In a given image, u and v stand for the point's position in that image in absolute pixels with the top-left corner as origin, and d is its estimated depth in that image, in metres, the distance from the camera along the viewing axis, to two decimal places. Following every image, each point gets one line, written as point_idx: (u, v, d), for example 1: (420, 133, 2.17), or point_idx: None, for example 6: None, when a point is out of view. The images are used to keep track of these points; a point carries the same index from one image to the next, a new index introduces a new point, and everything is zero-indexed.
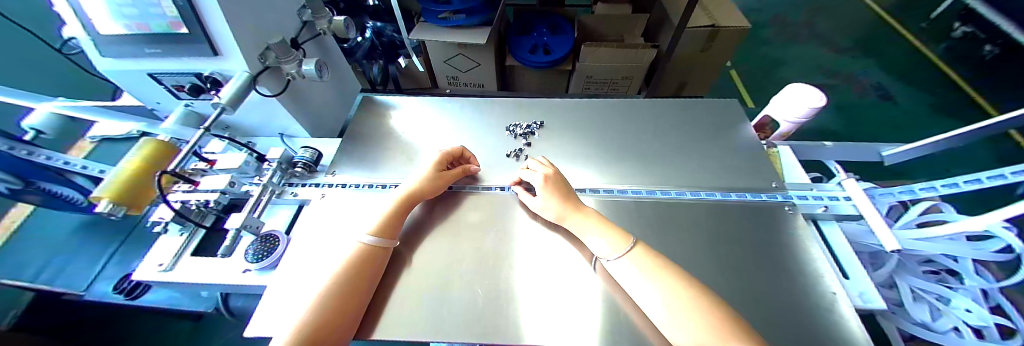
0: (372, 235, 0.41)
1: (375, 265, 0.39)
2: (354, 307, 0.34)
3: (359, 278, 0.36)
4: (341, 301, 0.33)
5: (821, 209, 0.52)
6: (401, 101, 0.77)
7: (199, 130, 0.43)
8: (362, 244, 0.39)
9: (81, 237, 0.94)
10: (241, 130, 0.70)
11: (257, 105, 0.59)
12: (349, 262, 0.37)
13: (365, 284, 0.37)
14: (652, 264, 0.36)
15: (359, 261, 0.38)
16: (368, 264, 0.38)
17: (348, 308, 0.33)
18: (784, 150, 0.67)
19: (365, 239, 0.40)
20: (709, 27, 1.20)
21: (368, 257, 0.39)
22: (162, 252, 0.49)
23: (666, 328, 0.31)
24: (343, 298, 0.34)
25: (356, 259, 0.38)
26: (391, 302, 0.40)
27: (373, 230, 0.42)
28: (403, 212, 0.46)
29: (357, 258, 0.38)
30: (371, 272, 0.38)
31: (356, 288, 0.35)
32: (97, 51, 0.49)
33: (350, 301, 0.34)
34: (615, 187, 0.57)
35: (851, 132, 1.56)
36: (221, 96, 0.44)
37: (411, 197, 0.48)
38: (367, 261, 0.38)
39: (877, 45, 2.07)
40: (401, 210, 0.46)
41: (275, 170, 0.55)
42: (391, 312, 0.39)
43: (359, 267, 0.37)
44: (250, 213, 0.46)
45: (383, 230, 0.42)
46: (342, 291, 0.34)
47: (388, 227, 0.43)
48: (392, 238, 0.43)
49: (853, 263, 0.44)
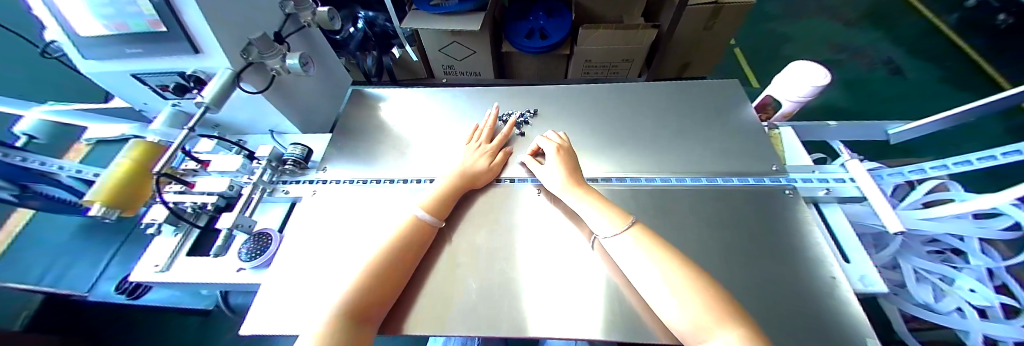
0: (426, 210, 0.46)
1: (423, 237, 0.43)
2: (400, 273, 0.39)
3: (402, 247, 0.40)
4: (389, 266, 0.38)
5: (823, 191, 0.50)
6: (390, 93, 0.75)
7: (183, 129, 0.42)
8: (416, 217, 0.44)
9: (80, 238, 0.96)
10: (231, 129, 0.67)
11: (242, 103, 0.58)
12: (402, 230, 0.42)
13: (412, 251, 0.41)
14: (649, 243, 0.36)
15: (412, 230, 0.43)
16: (419, 234, 0.43)
17: (391, 272, 0.37)
18: (786, 132, 0.64)
19: (417, 212, 0.45)
20: (712, 4, 1.16)
21: (417, 229, 0.43)
22: (157, 254, 0.50)
23: (658, 306, 0.31)
24: (390, 263, 0.38)
25: (408, 230, 0.43)
26: (431, 276, 0.42)
27: (428, 206, 0.46)
28: (455, 193, 0.50)
29: (410, 228, 0.43)
30: (416, 243, 0.42)
31: (392, 255, 0.39)
32: (78, 53, 0.48)
33: (397, 265, 0.38)
34: (610, 176, 0.55)
35: (860, 111, 1.51)
36: (205, 95, 0.43)
37: (462, 178, 0.52)
38: (416, 231, 0.43)
39: (887, 16, 2.00)
40: (454, 190, 0.50)
41: (264, 168, 0.54)
42: (429, 287, 0.41)
43: (408, 235, 0.42)
44: (242, 213, 0.48)
45: (436, 207, 0.47)
46: (385, 263, 0.38)
47: (440, 206, 0.48)
48: (441, 218, 0.47)
49: (853, 244, 0.43)
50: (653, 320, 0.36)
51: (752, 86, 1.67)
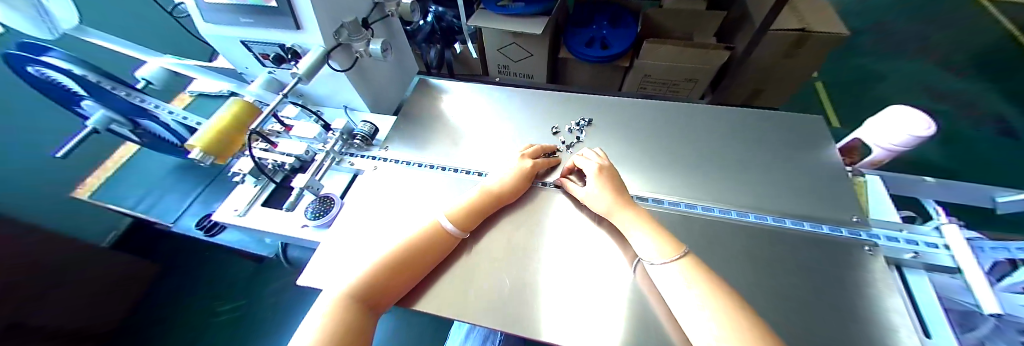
0: (451, 221, 0.44)
1: (439, 247, 0.42)
2: (415, 271, 0.39)
3: (417, 252, 0.40)
4: (402, 265, 0.38)
5: (911, 255, 0.45)
6: (452, 86, 0.78)
7: (278, 95, 0.49)
8: (440, 226, 0.43)
9: (176, 175, 1.12)
10: (312, 99, 0.75)
11: (326, 79, 0.64)
12: (423, 234, 0.42)
13: (428, 255, 0.41)
14: (695, 274, 0.35)
15: (433, 237, 0.42)
16: (438, 243, 0.42)
17: (400, 273, 0.38)
18: (875, 180, 0.58)
19: (443, 221, 0.44)
20: (798, 31, 1.07)
21: (438, 239, 0.42)
22: (237, 199, 0.57)
23: (699, 338, 0.30)
24: (406, 263, 0.39)
25: (432, 234, 0.42)
26: (443, 277, 0.44)
27: (453, 218, 0.45)
28: (483, 212, 0.48)
29: (432, 234, 0.42)
30: (435, 253, 0.42)
31: (419, 253, 0.40)
32: (202, 17, 0.56)
33: (413, 265, 0.39)
34: (659, 197, 0.54)
35: (952, 171, 1.33)
36: (300, 67, 0.49)
37: (489, 196, 0.49)
38: (437, 242, 0.42)
39: (1007, 68, 1.73)
40: (480, 207, 0.48)
41: (337, 140, 0.60)
42: (441, 287, 0.42)
43: (427, 241, 0.41)
44: (313, 176, 0.54)
45: (461, 220, 0.45)
46: (401, 260, 0.38)
47: (468, 220, 0.46)
48: (465, 231, 0.45)
49: (939, 320, 0.38)
50: None
51: (833, 124, 1.53)
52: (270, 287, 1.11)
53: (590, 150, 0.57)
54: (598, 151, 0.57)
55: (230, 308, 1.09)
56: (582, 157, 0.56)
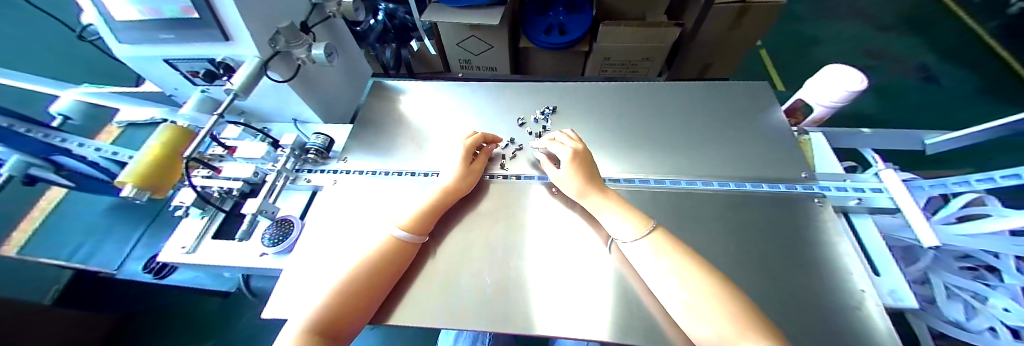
0: (404, 229, 0.42)
1: (397, 261, 0.40)
2: (380, 287, 0.37)
3: (374, 269, 0.37)
4: (365, 285, 0.35)
5: (855, 201, 0.48)
6: (411, 86, 0.75)
7: (213, 115, 0.44)
8: (394, 237, 0.41)
9: (113, 217, 1.00)
10: (256, 115, 0.69)
11: (268, 92, 0.59)
12: (376, 252, 0.39)
13: (391, 269, 0.39)
14: (667, 247, 0.36)
15: (388, 251, 0.39)
16: (396, 257, 0.40)
17: (361, 296, 0.35)
18: (818, 138, 0.62)
19: (395, 232, 0.41)
20: (738, 2, 1.12)
21: (396, 252, 0.40)
22: (184, 236, 0.52)
23: (677, 312, 0.31)
24: (366, 283, 0.36)
25: (387, 252, 0.39)
26: (414, 285, 0.41)
27: (406, 224, 0.43)
28: (439, 209, 0.47)
29: (388, 249, 0.40)
30: (394, 263, 0.39)
31: (376, 271, 0.37)
32: (114, 37, 0.50)
33: (373, 284, 0.36)
34: (629, 176, 0.55)
35: (889, 119, 1.46)
36: (233, 82, 0.44)
37: (444, 192, 0.48)
38: (395, 255, 0.40)
39: (920, 20, 1.92)
40: (433, 206, 0.46)
41: (289, 157, 0.56)
42: (413, 298, 0.40)
43: (380, 259, 0.38)
44: (266, 199, 0.49)
45: (416, 225, 0.43)
46: (358, 279, 0.35)
47: (421, 222, 0.44)
48: (421, 235, 0.43)
49: (885, 257, 0.41)
50: (670, 326, 0.35)
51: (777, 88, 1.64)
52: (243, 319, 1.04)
53: (561, 134, 0.55)
54: (569, 134, 0.55)
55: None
56: (555, 142, 0.54)
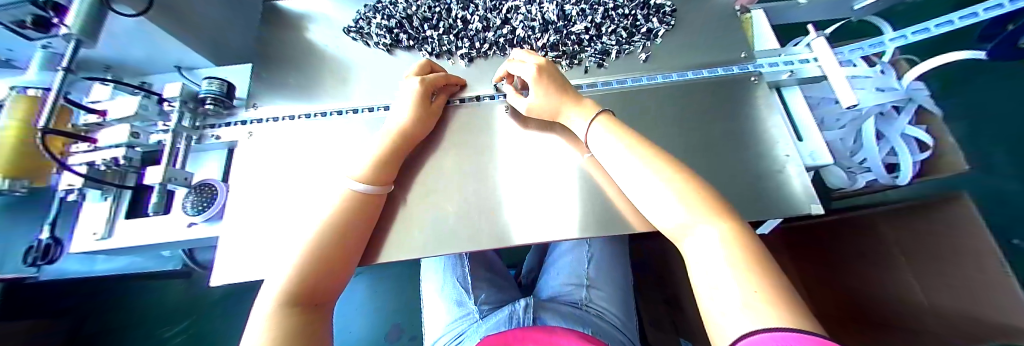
0: (360, 181, 0.33)
1: (368, 212, 0.34)
2: (360, 233, 0.32)
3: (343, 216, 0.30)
4: (343, 230, 0.29)
5: (787, 74, 0.49)
6: (316, 10, 0.62)
7: (58, 70, 0.35)
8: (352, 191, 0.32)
9: None
10: (128, 70, 0.56)
11: (132, 39, 0.47)
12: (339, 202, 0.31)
13: (369, 210, 0.34)
14: (621, 136, 0.35)
15: (350, 207, 0.31)
16: (362, 211, 0.33)
17: (340, 244, 0.29)
18: (758, 15, 0.58)
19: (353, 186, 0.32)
20: None
21: (361, 206, 0.33)
22: (92, 220, 0.44)
23: (634, 193, 0.31)
24: (338, 228, 0.29)
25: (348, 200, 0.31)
26: (395, 224, 0.39)
27: (361, 175, 0.34)
28: (398, 156, 0.39)
29: (349, 205, 0.31)
30: (366, 216, 0.33)
31: (351, 217, 0.31)
32: None
33: (350, 231, 0.30)
34: (583, 83, 0.51)
35: None
36: (66, 22, 0.35)
37: (401, 138, 0.40)
38: (360, 210, 0.32)
39: None
40: (397, 150, 0.39)
41: (181, 111, 0.47)
42: (396, 234, 0.38)
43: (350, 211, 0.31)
44: (169, 165, 0.43)
45: (371, 173, 0.35)
46: (337, 226, 0.29)
47: (381, 171, 0.36)
48: (386, 184, 0.36)
49: (807, 125, 0.44)
50: (630, 212, 0.38)
51: None
52: (211, 296, 0.96)
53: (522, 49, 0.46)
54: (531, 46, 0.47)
55: (179, 330, 0.93)
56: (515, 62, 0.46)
